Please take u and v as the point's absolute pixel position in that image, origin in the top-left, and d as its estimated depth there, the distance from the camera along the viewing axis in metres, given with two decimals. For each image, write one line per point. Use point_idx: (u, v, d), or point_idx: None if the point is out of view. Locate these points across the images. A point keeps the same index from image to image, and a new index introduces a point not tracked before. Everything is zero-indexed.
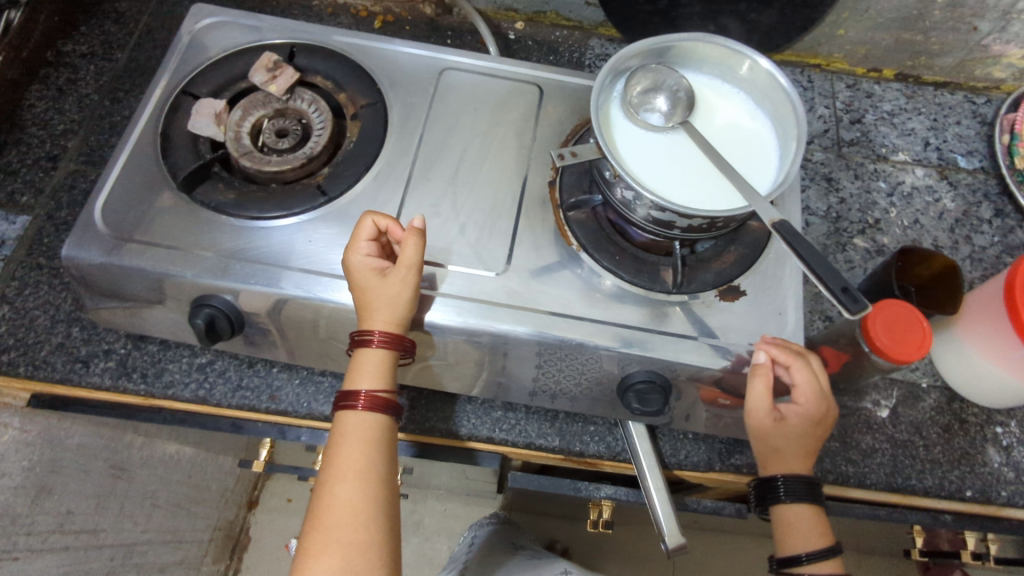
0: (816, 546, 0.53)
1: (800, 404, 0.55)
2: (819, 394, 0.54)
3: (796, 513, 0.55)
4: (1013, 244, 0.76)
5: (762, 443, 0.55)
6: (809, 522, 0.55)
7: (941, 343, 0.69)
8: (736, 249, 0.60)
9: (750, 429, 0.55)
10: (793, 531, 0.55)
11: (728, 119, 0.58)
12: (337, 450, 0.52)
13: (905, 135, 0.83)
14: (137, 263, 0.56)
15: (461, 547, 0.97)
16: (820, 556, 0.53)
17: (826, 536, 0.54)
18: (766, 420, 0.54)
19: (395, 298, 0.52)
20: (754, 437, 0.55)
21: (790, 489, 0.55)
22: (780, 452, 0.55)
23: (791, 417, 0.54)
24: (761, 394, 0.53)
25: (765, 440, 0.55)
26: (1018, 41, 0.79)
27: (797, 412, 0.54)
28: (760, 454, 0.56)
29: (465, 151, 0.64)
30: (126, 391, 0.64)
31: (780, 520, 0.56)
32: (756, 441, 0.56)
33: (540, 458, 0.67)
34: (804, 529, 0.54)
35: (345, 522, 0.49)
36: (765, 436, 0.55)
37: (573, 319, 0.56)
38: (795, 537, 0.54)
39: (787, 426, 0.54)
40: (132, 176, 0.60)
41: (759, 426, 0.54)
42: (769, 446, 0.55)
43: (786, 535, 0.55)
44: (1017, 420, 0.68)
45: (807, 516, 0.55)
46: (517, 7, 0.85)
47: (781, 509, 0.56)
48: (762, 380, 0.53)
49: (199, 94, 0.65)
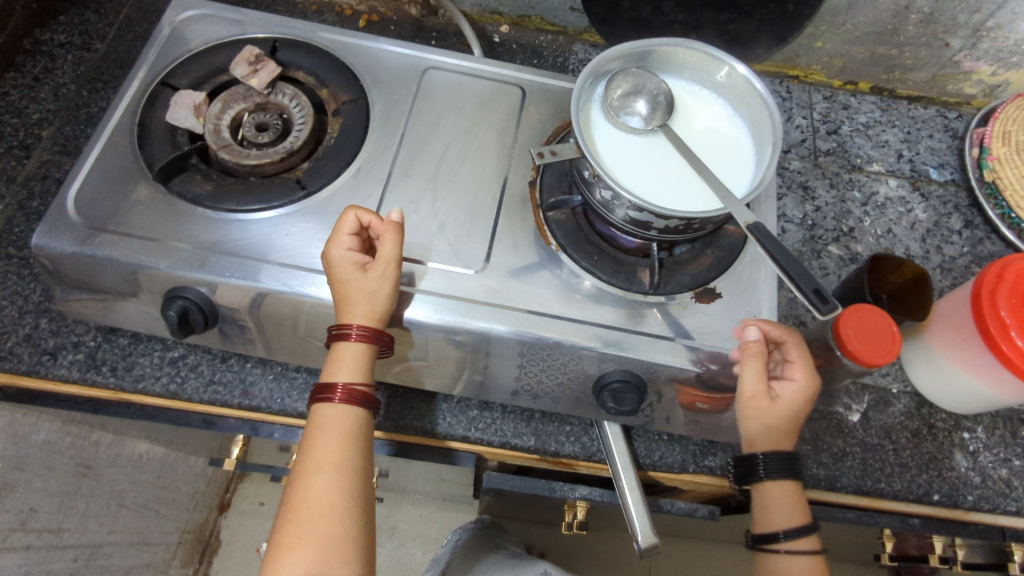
0: (795, 524, 0.55)
1: (791, 380, 0.55)
2: (809, 368, 0.55)
3: (778, 491, 0.57)
4: (982, 254, 0.78)
5: (760, 422, 0.55)
6: (789, 501, 0.56)
7: (911, 349, 0.70)
8: (713, 252, 0.61)
9: (747, 411, 0.54)
10: (774, 508, 0.56)
11: (706, 124, 0.59)
12: (313, 442, 0.51)
13: (879, 146, 0.85)
14: (109, 252, 0.55)
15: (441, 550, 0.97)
16: (797, 534, 0.55)
17: (804, 515, 0.56)
18: (766, 397, 0.53)
19: (374, 293, 0.52)
20: (751, 418, 0.55)
21: (772, 468, 0.56)
22: (776, 426, 0.55)
23: (786, 394, 0.55)
24: (760, 371, 0.53)
25: (764, 420, 0.54)
26: (988, 58, 0.81)
27: (791, 389, 0.55)
28: (753, 436, 0.56)
29: (446, 149, 0.64)
30: (95, 385, 0.63)
31: (763, 497, 0.57)
32: (751, 423, 0.55)
33: (516, 458, 0.67)
34: (784, 508, 0.56)
35: (320, 515, 0.49)
36: (765, 415, 0.54)
37: (550, 318, 0.56)
38: (775, 515, 0.56)
39: (784, 403, 0.54)
40: (107, 165, 0.59)
41: (757, 407, 0.54)
42: (767, 425, 0.55)
43: (767, 513, 0.57)
44: (984, 426, 0.70)
45: (787, 495, 0.57)
46: (502, 10, 0.86)
47: (763, 488, 0.57)
48: (758, 355, 0.53)
49: (178, 85, 0.64)
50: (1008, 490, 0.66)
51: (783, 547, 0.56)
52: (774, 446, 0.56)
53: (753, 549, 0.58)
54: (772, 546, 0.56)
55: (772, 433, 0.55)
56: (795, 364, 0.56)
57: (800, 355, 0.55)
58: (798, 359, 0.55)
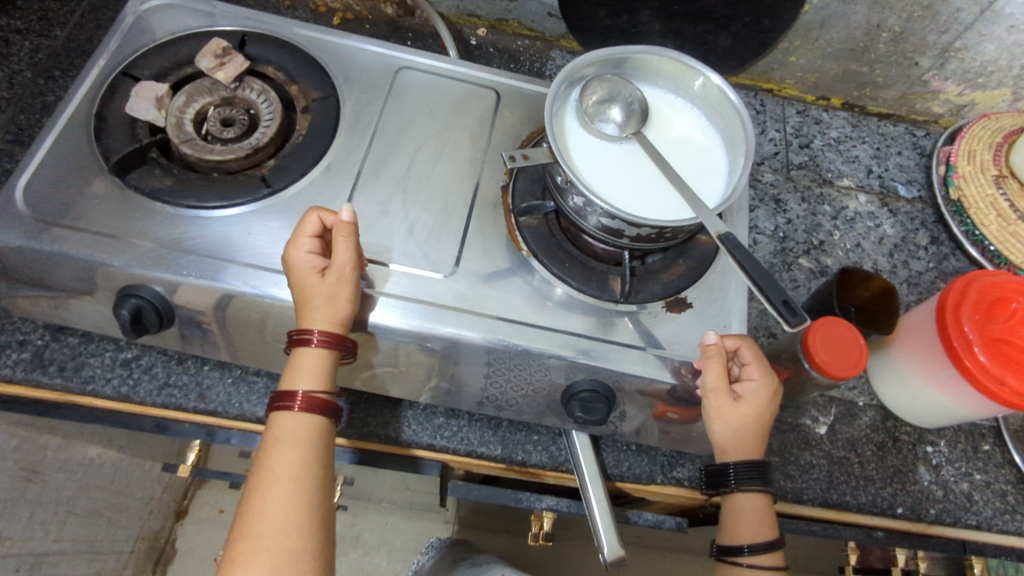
0: (762, 538, 0.55)
1: (750, 379, 0.55)
2: (766, 366, 0.56)
3: (748, 504, 0.56)
4: (947, 270, 0.79)
5: (726, 424, 0.54)
6: (759, 515, 0.56)
7: (877, 362, 0.71)
8: (684, 262, 0.60)
9: (712, 414, 0.54)
10: (741, 521, 0.56)
11: (681, 133, 0.59)
12: (270, 453, 0.49)
13: (849, 161, 0.86)
14: (58, 247, 0.52)
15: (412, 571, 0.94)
16: (761, 549, 0.55)
17: (771, 531, 0.55)
18: (729, 398, 0.53)
19: (333, 298, 0.50)
20: (716, 421, 0.54)
21: (741, 479, 0.55)
22: (740, 430, 0.54)
23: (747, 394, 0.55)
24: (720, 371, 0.52)
25: (729, 422, 0.54)
26: (955, 78, 0.83)
27: (751, 387, 0.55)
28: (722, 441, 0.55)
29: (418, 151, 0.63)
30: (41, 386, 0.60)
31: (732, 509, 0.57)
32: (718, 427, 0.54)
33: (483, 467, 0.66)
34: (752, 521, 0.56)
35: (277, 529, 0.47)
36: (729, 417, 0.53)
37: (519, 325, 0.55)
38: (741, 528, 0.56)
39: (746, 404, 0.54)
40: (61, 157, 0.57)
41: (722, 408, 0.53)
42: (733, 428, 0.54)
43: (734, 525, 0.56)
44: (946, 440, 0.71)
45: (757, 508, 0.56)
46: (479, 13, 0.85)
47: (734, 499, 0.57)
48: (718, 359, 0.53)
49: (140, 76, 0.62)
50: (969, 504, 0.67)
51: (746, 560, 0.55)
52: (744, 454, 0.56)
53: (716, 560, 0.58)
54: (735, 558, 0.56)
55: (739, 436, 0.55)
56: (751, 366, 0.55)
57: (755, 354, 0.56)
58: (754, 358, 0.55)
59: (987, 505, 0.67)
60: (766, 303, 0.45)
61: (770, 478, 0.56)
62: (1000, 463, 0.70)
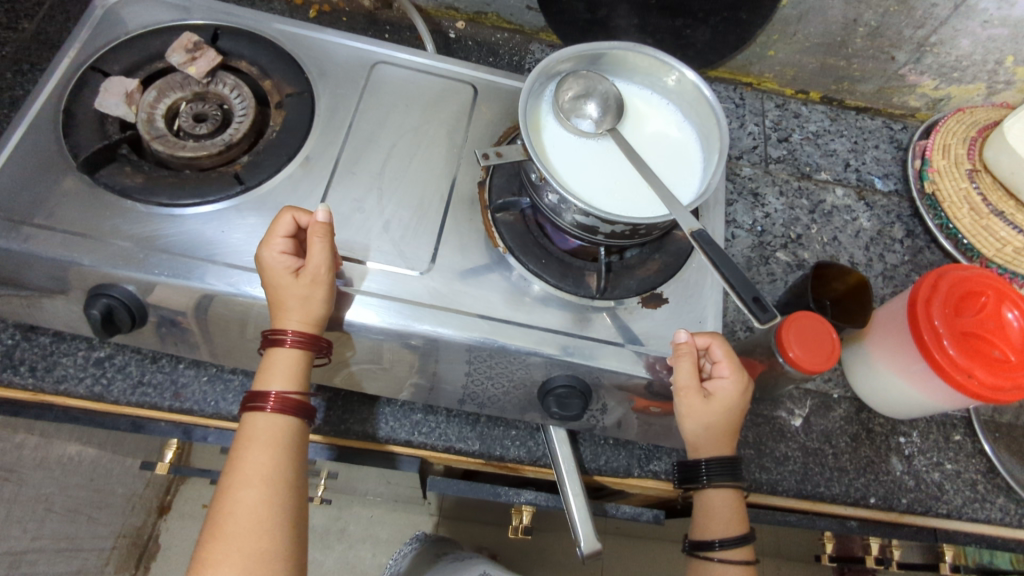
0: (731, 534, 0.56)
1: (722, 377, 0.56)
2: (738, 364, 0.56)
3: (719, 499, 0.57)
4: (921, 263, 0.80)
5: (697, 422, 0.55)
6: (729, 511, 0.57)
7: (852, 354, 0.71)
8: (661, 257, 0.61)
9: (684, 411, 0.54)
10: (712, 517, 0.57)
11: (657, 129, 0.59)
12: (242, 455, 0.49)
13: (827, 154, 0.87)
14: (26, 246, 0.52)
15: (391, 568, 0.94)
16: (731, 543, 0.56)
17: (740, 526, 0.56)
18: (699, 395, 0.53)
19: (307, 299, 0.50)
20: (688, 418, 0.55)
21: (713, 474, 0.56)
22: (711, 427, 0.55)
23: (718, 392, 0.55)
24: (692, 368, 0.53)
25: (700, 419, 0.54)
26: (931, 73, 0.84)
27: (723, 385, 0.55)
28: (693, 438, 0.56)
29: (394, 146, 0.63)
30: (13, 386, 0.59)
31: (703, 504, 0.58)
32: (689, 424, 0.55)
33: (461, 463, 0.66)
34: (723, 516, 0.57)
35: (248, 532, 0.47)
36: (699, 413, 0.54)
37: (495, 321, 0.55)
38: (712, 525, 0.57)
39: (716, 401, 0.55)
40: (28, 154, 0.56)
41: (694, 405, 0.54)
42: (705, 425, 0.55)
43: (705, 521, 0.57)
44: (919, 431, 0.72)
45: (728, 504, 0.57)
46: (458, 6, 0.85)
47: (706, 495, 0.57)
48: (689, 358, 0.53)
49: (109, 72, 0.61)
50: (940, 493, 0.68)
51: (717, 555, 0.56)
52: (716, 450, 0.56)
53: (688, 554, 0.59)
54: (707, 554, 0.57)
55: (711, 432, 0.55)
56: (722, 363, 0.56)
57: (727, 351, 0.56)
58: (728, 355, 0.56)
59: (957, 494, 0.68)
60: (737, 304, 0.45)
61: (741, 472, 0.57)
62: (971, 453, 0.71)
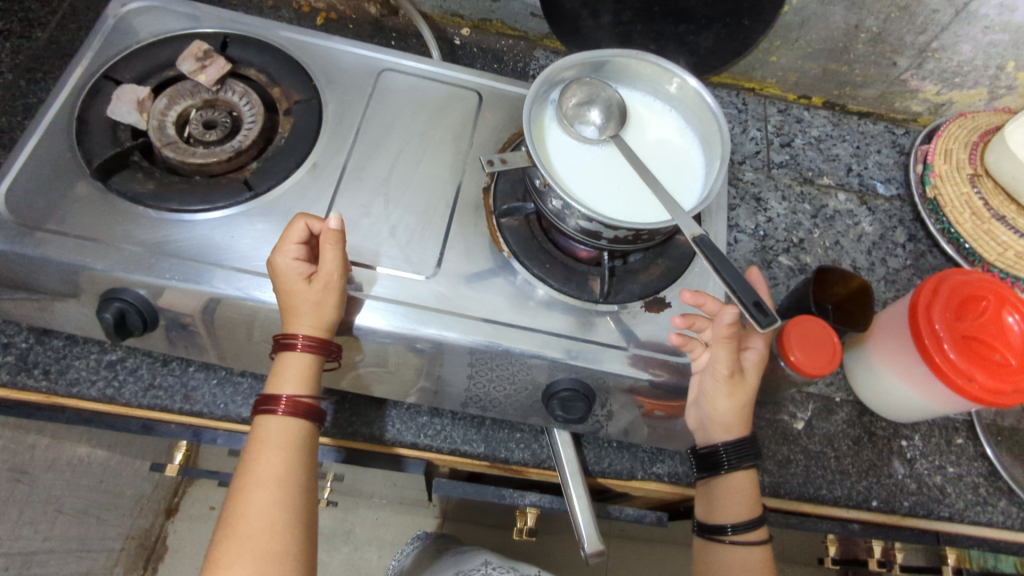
0: (750, 518, 0.58)
1: (749, 349, 0.58)
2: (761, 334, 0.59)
3: (742, 482, 0.59)
4: (923, 267, 0.81)
5: (734, 401, 0.56)
6: (745, 495, 0.58)
7: (855, 358, 0.71)
8: (663, 262, 0.61)
9: (725, 393, 0.56)
10: (733, 500, 0.58)
11: (659, 135, 0.60)
12: (256, 457, 0.50)
13: (830, 159, 0.88)
14: (40, 251, 0.53)
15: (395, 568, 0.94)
16: (744, 527, 0.57)
17: (754, 509, 0.58)
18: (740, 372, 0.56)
19: (319, 304, 0.51)
20: (728, 399, 0.56)
21: (731, 458, 0.57)
22: (743, 403, 0.57)
23: (750, 364, 0.58)
24: (732, 352, 0.54)
25: (737, 397, 0.57)
26: (933, 78, 0.84)
27: (753, 357, 0.58)
28: (725, 420, 0.57)
29: (400, 153, 0.64)
30: (26, 389, 0.60)
31: (727, 488, 0.59)
32: (726, 405, 0.56)
33: (466, 465, 0.67)
34: (739, 502, 0.58)
35: (260, 533, 0.48)
36: (738, 391, 0.56)
37: (500, 324, 0.56)
38: (727, 508, 0.58)
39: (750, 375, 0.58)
40: (43, 162, 0.57)
41: (735, 384, 0.56)
42: (738, 403, 0.57)
43: (727, 503, 0.58)
44: (920, 434, 0.72)
45: (747, 489, 0.59)
46: (463, 13, 0.86)
47: (730, 478, 0.58)
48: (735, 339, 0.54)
49: (121, 80, 0.62)
50: (941, 496, 0.69)
51: (728, 538, 0.58)
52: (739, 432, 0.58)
53: (702, 534, 0.60)
54: (721, 536, 0.58)
55: (742, 410, 0.58)
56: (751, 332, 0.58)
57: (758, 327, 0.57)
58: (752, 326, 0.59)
59: (959, 497, 0.69)
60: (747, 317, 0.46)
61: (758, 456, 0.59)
62: (973, 456, 0.72)
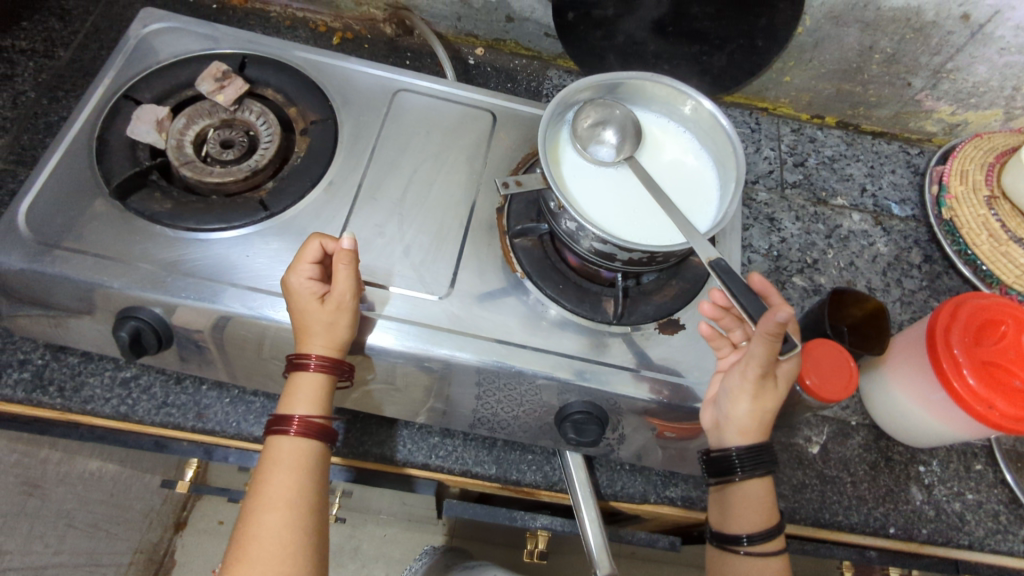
0: (767, 527, 0.54)
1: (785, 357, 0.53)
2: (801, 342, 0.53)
3: (758, 490, 0.54)
4: (940, 289, 0.80)
5: (755, 405, 0.52)
6: (760, 503, 0.54)
7: (871, 382, 0.71)
8: (678, 283, 0.61)
9: (749, 394, 0.51)
10: (748, 509, 0.54)
11: (673, 157, 0.60)
12: (268, 478, 0.50)
13: (844, 179, 0.87)
14: (59, 270, 0.53)
15: None
16: (760, 538, 0.53)
17: (770, 519, 0.54)
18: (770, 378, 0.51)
19: (332, 324, 0.51)
20: (751, 400, 0.51)
21: (745, 466, 0.52)
22: (765, 410, 0.52)
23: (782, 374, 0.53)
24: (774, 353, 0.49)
25: (759, 402, 0.52)
26: (948, 99, 0.84)
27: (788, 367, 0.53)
28: (742, 422, 0.52)
29: (415, 172, 0.64)
30: (41, 406, 0.61)
31: (741, 495, 0.55)
32: (746, 406, 0.52)
33: (476, 486, 0.66)
34: (754, 510, 0.54)
35: (270, 556, 0.47)
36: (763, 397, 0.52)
37: (513, 346, 0.55)
38: (742, 516, 0.54)
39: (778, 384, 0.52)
40: (63, 181, 0.58)
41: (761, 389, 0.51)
42: (761, 409, 0.52)
43: (741, 512, 0.54)
44: (939, 459, 0.71)
45: (764, 497, 0.54)
46: (477, 33, 0.86)
47: (746, 485, 0.54)
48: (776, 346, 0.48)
49: (141, 99, 0.63)
50: (961, 523, 0.67)
51: (744, 549, 0.54)
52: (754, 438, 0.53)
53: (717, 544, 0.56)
54: (735, 546, 0.54)
55: (762, 416, 0.53)
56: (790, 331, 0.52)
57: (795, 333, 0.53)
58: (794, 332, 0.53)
59: (979, 525, 0.67)
60: (781, 316, 0.44)
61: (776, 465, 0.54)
62: (992, 483, 0.70)
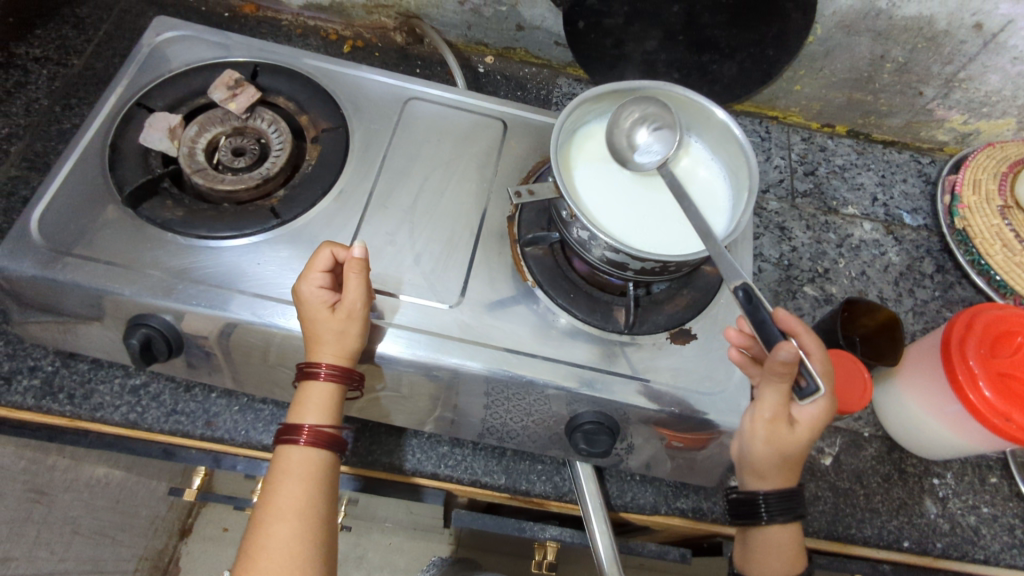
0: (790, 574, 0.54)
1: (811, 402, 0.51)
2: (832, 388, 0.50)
3: (783, 536, 0.55)
4: (952, 299, 0.79)
5: (772, 448, 0.51)
6: (785, 550, 0.54)
7: (884, 393, 0.70)
8: (689, 292, 0.61)
9: (762, 435, 0.51)
10: (772, 554, 0.55)
11: (684, 167, 0.60)
12: (277, 487, 0.50)
13: (854, 188, 0.87)
14: (70, 277, 0.53)
15: None
16: None
17: (794, 566, 0.54)
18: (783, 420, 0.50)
19: (343, 333, 0.51)
20: (767, 443, 0.51)
21: (772, 510, 0.54)
22: (785, 455, 0.52)
23: (803, 418, 0.51)
24: (784, 395, 0.49)
25: (777, 446, 0.51)
26: (960, 108, 0.84)
27: (811, 412, 0.51)
28: (759, 464, 0.53)
29: (425, 181, 0.64)
30: (50, 413, 0.61)
31: (765, 540, 0.55)
32: (762, 448, 0.52)
33: (485, 496, 0.66)
34: (778, 558, 0.54)
35: (279, 568, 0.47)
36: (779, 441, 0.51)
37: (523, 355, 0.55)
38: (766, 562, 0.55)
39: (800, 428, 0.51)
40: (75, 188, 0.58)
41: (774, 431, 0.51)
42: (781, 452, 0.51)
43: (764, 557, 0.55)
44: (953, 472, 0.70)
45: (789, 543, 0.55)
46: (487, 41, 0.86)
47: (770, 530, 0.55)
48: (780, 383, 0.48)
49: (153, 107, 0.63)
50: (976, 537, 0.66)
51: None
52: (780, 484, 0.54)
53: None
54: None
55: (784, 460, 0.52)
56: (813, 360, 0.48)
57: (826, 371, 0.49)
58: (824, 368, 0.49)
59: (994, 539, 0.67)
60: (783, 352, 0.44)
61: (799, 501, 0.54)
62: (1008, 496, 0.69)
